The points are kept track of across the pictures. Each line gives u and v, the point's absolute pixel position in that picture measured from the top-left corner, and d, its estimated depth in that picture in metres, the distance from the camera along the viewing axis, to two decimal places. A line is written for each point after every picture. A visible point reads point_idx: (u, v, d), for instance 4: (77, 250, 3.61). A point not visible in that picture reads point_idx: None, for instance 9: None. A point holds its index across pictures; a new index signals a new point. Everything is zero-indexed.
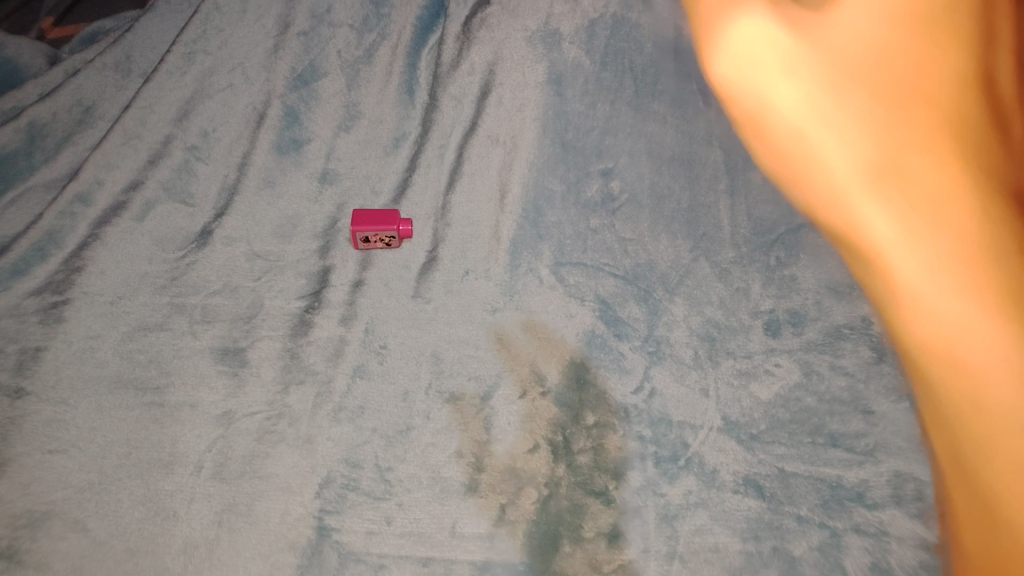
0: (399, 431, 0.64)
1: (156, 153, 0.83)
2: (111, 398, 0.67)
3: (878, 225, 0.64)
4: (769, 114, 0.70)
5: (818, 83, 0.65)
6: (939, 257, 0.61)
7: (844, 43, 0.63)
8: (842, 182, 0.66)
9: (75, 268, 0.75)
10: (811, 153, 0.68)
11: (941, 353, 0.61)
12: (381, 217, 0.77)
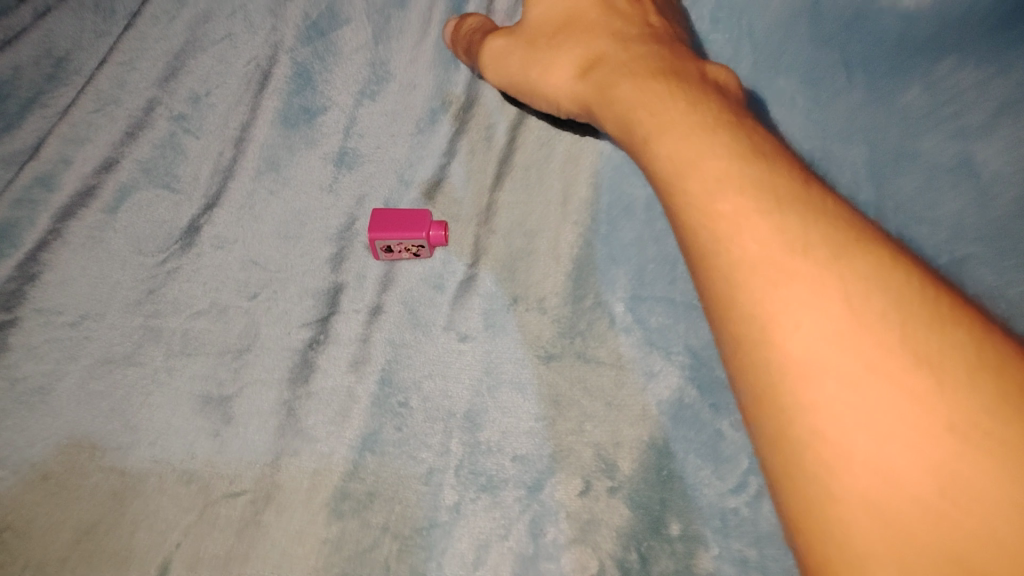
0: (418, 530, 0.50)
1: (136, 122, 0.67)
2: (61, 462, 0.53)
3: (805, 301, 0.31)
4: (628, 88, 0.43)
5: (645, 79, 0.42)
6: (915, 349, 0.29)
7: (649, 39, 0.47)
8: (759, 222, 0.33)
9: (31, 275, 0.61)
10: (671, 159, 0.37)
11: (899, 482, 0.28)
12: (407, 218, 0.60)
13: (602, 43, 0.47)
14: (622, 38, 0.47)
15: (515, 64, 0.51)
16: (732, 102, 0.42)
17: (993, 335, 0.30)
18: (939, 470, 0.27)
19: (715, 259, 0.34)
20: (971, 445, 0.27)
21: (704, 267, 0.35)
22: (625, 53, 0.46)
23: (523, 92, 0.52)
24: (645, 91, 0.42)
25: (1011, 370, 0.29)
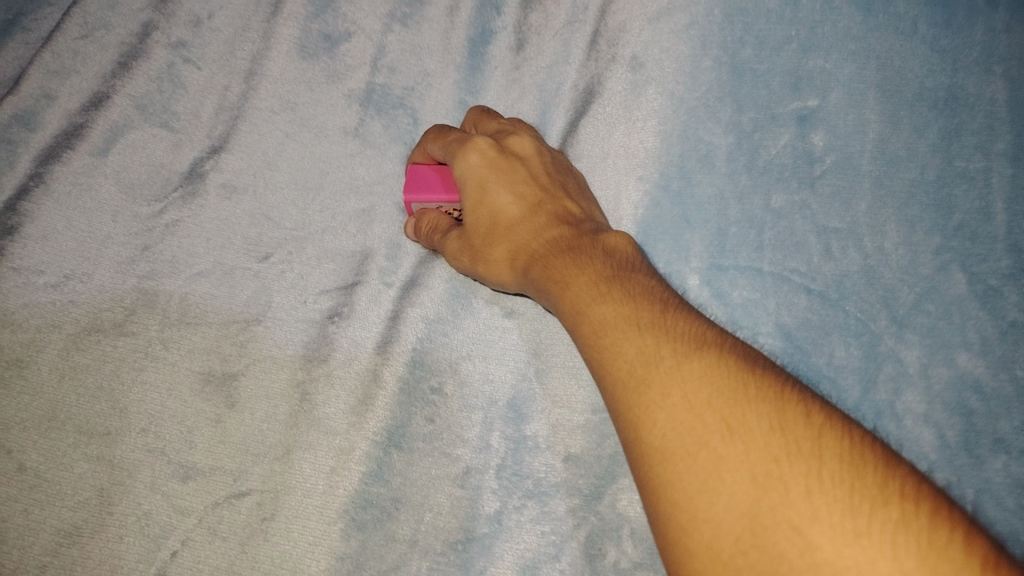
0: (453, 544, 0.42)
1: (130, 51, 0.58)
2: (43, 450, 0.46)
3: (668, 406, 0.33)
4: (554, 272, 0.43)
5: (551, 247, 0.44)
6: (751, 426, 0.31)
7: (560, 219, 0.47)
8: (627, 343, 0.36)
9: (9, 228, 0.53)
10: (571, 305, 0.40)
11: (742, 532, 0.29)
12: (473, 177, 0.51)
13: (520, 223, 0.46)
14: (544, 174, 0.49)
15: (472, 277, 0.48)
16: (625, 260, 0.43)
17: (830, 408, 0.32)
18: (773, 514, 0.29)
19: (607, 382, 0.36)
20: (838, 528, 0.27)
21: (606, 397, 0.36)
22: (538, 232, 0.46)
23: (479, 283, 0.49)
24: (552, 268, 0.43)
25: (833, 434, 0.30)
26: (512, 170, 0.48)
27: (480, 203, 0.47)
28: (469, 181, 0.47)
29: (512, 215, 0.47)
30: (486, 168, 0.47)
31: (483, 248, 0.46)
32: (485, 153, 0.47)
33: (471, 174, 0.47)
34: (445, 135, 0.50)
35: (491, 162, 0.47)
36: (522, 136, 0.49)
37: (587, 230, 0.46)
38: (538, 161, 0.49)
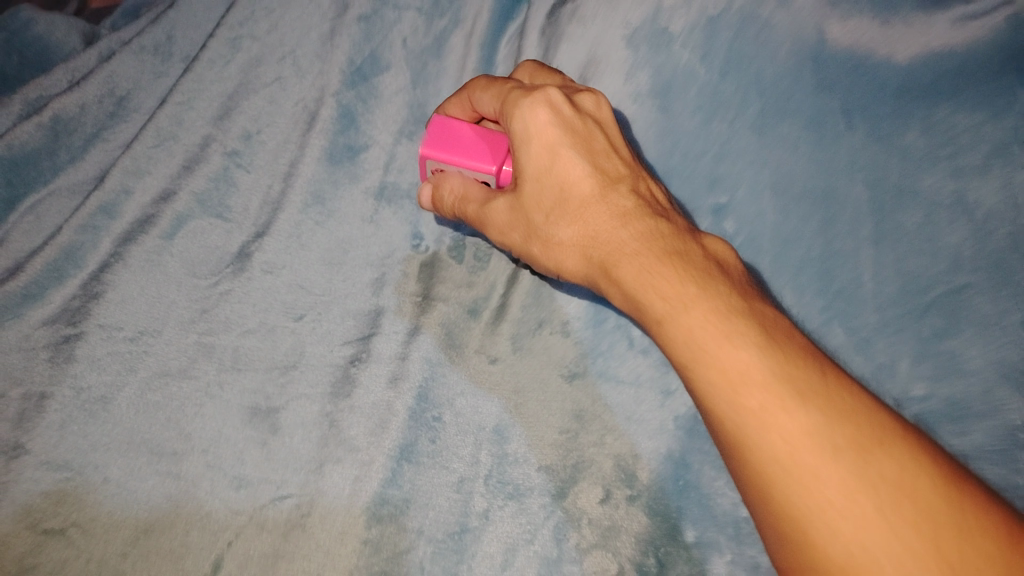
0: (451, 534, 0.53)
1: (193, 157, 0.73)
2: (121, 466, 0.57)
3: (849, 515, 0.39)
4: (654, 279, 0.50)
5: (652, 249, 0.52)
6: (947, 546, 0.38)
7: (637, 208, 0.55)
8: (791, 425, 0.41)
9: (94, 294, 0.66)
10: (697, 338, 0.45)
11: None
12: (494, 151, 0.62)
13: (598, 198, 0.56)
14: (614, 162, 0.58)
15: (528, 234, 0.57)
16: (726, 273, 0.50)
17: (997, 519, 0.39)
18: None
19: (754, 454, 0.42)
20: None
21: (751, 474, 0.42)
22: (619, 215, 0.55)
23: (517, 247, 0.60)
24: (653, 277, 0.50)
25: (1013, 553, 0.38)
26: (581, 139, 0.57)
27: (548, 164, 0.56)
28: (538, 143, 0.56)
29: (587, 189, 0.56)
30: (558, 133, 0.57)
31: (553, 211, 0.56)
32: (554, 116, 0.57)
33: (542, 134, 0.56)
34: (504, 96, 0.61)
35: (563, 128, 0.57)
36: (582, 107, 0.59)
37: (674, 231, 0.54)
38: (603, 139, 0.59)
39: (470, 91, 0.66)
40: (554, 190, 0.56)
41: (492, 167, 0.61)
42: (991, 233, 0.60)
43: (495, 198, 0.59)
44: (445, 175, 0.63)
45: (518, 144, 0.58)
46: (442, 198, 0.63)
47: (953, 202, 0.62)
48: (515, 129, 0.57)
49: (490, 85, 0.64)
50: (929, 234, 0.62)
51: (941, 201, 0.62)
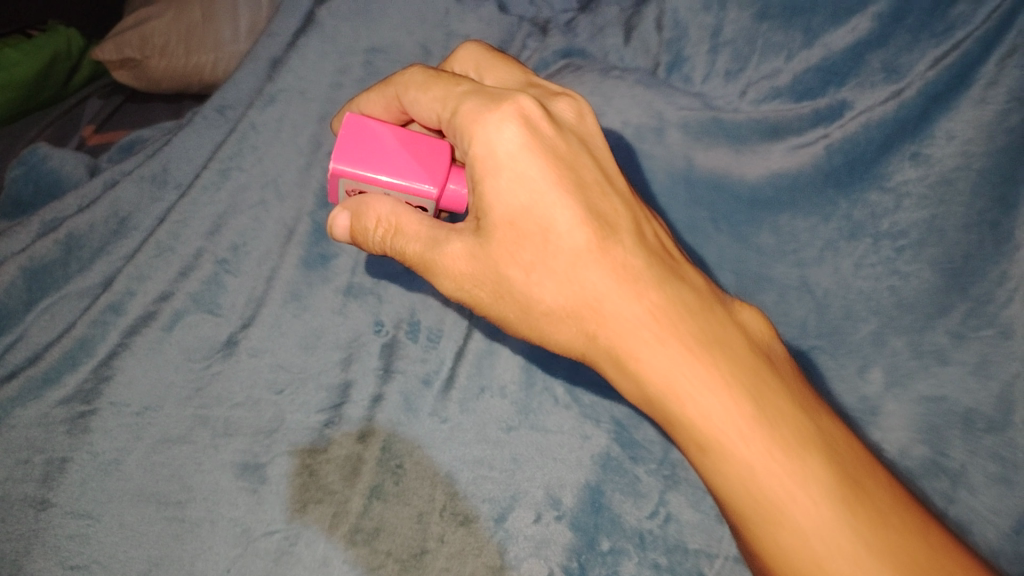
0: (413, 554, 0.66)
1: (188, 265, 0.87)
2: (133, 513, 0.67)
3: None
4: (703, 400, 0.59)
5: (674, 336, 0.61)
6: None
7: (643, 269, 0.64)
8: None
9: (104, 378, 0.77)
10: (769, 489, 0.56)
11: None
12: (429, 172, 0.70)
13: (595, 240, 0.64)
14: (633, 229, 0.67)
15: (503, 274, 0.66)
16: (769, 382, 0.60)
17: None
18: None
19: None
20: None
21: None
22: (616, 262, 0.64)
23: (486, 299, 0.68)
24: (700, 393, 0.59)
25: None
26: (560, 163, 0.66)
27: (532, 202, 0.64)
28: (514, 172, 0.64)
29: (577, 230, 0.64)
30: (537, 160, 0.65)
31: (535, 247, 0.64)
32: (524, 138, 0.65)
33: (522, 168, 0.64)
34: (456, 105, 0.69)
35: (540, 153, 0.65)
36: (548, 119, 0.68)
37: (700, 313, 0.63)
38: (583, 159, 0.68)
39: (402, 90, 0.75)
40: (536, 224, 0.64)
41: (433, 190, 0.70)
42: (830, 305, 0.85)
43: (453, 238, 0.67)
44: (369, 199, 0.69)
45: (482, 171, 0.65)
46: (365, 226, 0.70)
47: (796, 285, 0.87)
48: (480, 150, 0.65)
49: (423, 83, 0.73)
50: (783, 308, 0.86)
51: (789, 283, 0.87)
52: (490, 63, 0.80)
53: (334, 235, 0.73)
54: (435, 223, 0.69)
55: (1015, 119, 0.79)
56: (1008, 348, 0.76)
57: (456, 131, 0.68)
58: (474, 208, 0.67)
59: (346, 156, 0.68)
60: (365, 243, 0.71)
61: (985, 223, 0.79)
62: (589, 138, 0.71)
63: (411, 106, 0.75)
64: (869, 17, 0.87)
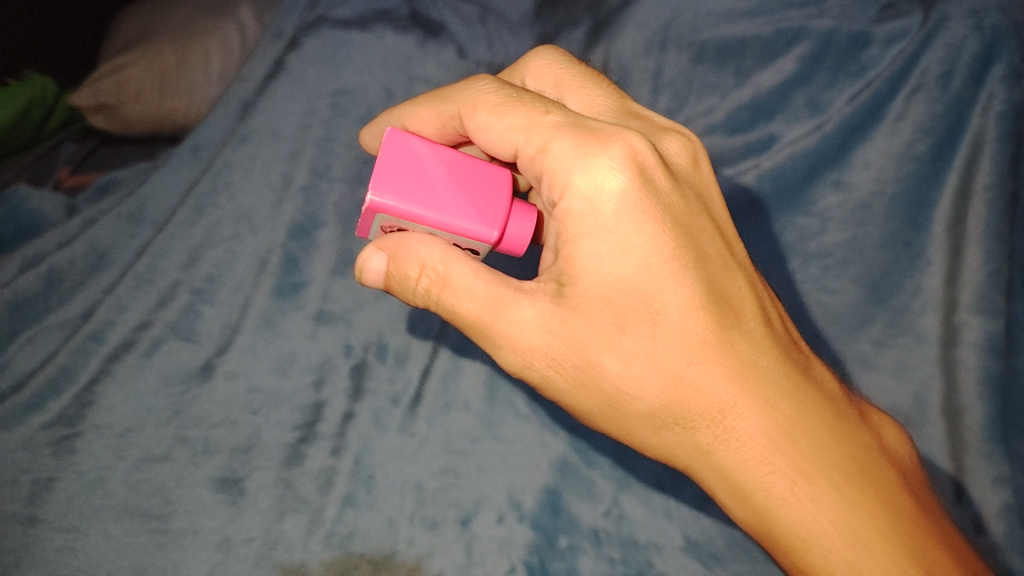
0: (386, 556, 0.72)
1: (165, 296, 0.90)
2: (119, 526, 0.72)
3: None
4: (825, 497, 0.67)
5: (789, 437, 0.69)
6: None
7: (762, 364, 0.70)
8: None
9: (87, 402, 0.81)
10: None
11: None
12: (487, 217, 0.71)
13: (709, 327, 0.69)
14: (745, 317, 0.72)
15: (590, 355, 0.69)
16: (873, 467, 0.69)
17: None
18: None
19: None
20: None
21: None
22: (732, 352, 0.70)
23: (569, 384, 0.71)
24: (821, 490, 0.67)
25: None
26: (679, 231, 0.70)
27: (644, 280, 0.68)
28: (626, 237, 0.68)
29: (694, 315, 0.69)
30: (654, 227, 0.69)
31: (639, 330, 0.68)
32: (643, 205, 0.69)
33: (640, 237, 0.68)
34: (545, 142, 0.71)
35: (658, 220, 0.69)
36: (657, 170, 0.72)
37: (815, 403, 0.71)
38: (697, 220, 0.73)
39: (470, 111, 0.77)
40: (645, 307, 0.68)
41: (494, 234, 0.72)
42: None
43: (527, 315, 0.70)
44: (410, 240, 0.71)
45: (575, 243, 0.69)
46: (405, 272, 0.72)
47: None
48: (578, 206, 0.68)
49: (499, 105, 0.75)
50: None
51: None
52: (572, 80, 0.84)
53: (363, 279, 0.75)
54: (500, 280, 0.71)
55: (921, 147, 0.92)
56: (923, 353, 0.86)
57: (543, 173, 0.71)
58: (555, 270, 0.71)
59: (387, 191, 0.68)
60: (400, 288, 0.73)
61: (899, 242, 0.91)
62: (698, 194, 0.76)
63: (475, 129, 0.77)
64: (792, 58, 0.99)
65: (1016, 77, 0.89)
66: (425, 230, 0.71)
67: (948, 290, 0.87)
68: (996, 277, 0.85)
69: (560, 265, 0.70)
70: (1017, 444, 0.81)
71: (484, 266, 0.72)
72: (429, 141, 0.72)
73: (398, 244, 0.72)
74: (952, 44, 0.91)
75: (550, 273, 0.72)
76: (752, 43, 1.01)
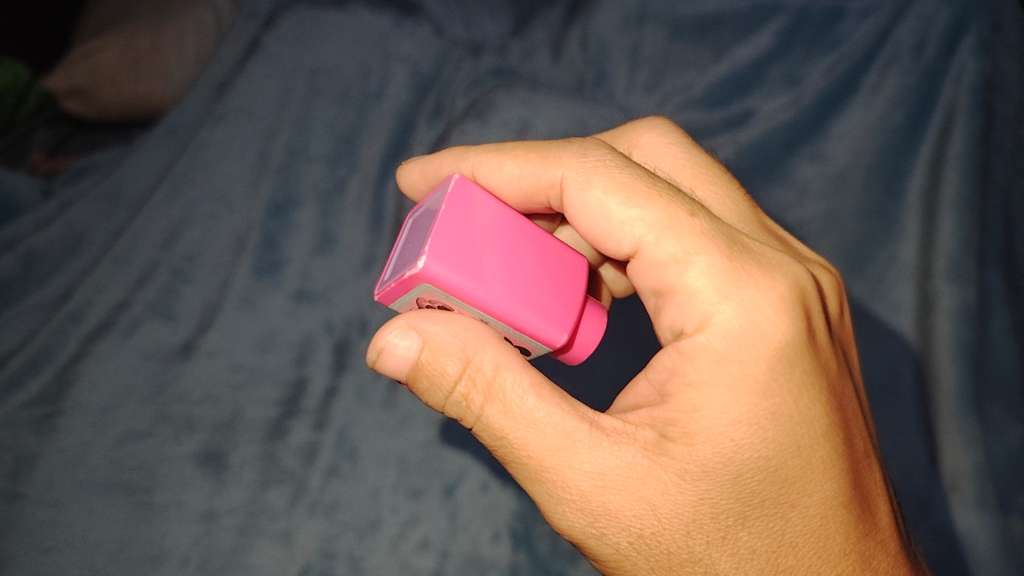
0: (370, 524, 0.73)
1: (144, 276, 0.89)
2: (103, 499, 0.72)
3: None
4: None
5: None
6: None
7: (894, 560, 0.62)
8: None
9: (68, 381, 0.81)
10: None
11: None
12: (560, 314, 0.61)
13: (846, 521, 0.59)
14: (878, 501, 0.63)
15: (695, 540, 0.58)
16: None
17: None
18: None
19: None
20: None
21: None
22: (859, 554, 0.60)
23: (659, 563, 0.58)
24: None
25: None
26: (833, 405, 0.59)
27: (786, 463, 0.57)
28: (775, 405, 0.57)
29: (831, 509, 0.59)
30: (810, 395, 0.58)
31: (763, 515, 0.58)
32: (799, 366, 0.58)
33: (794, 406, 0.57)
34: (688, 249, 0.61)
35: (816, 389, 0.58)
36: (819, 320, 0.61)
37: None
38: (845, 388, 0.62)
39: (580, 183, 0.66)
40: (779, 492, 0.58)
41: (565, 336, 0.61)
42: None
43: (628, 475, 0.57)
44: (456, 323, 0.59)
45: (713, 390, 0.58)
46: (441, 368, 0.58)
47: None
48: (719, 342, 0.58)
49: (623, 186, 0.64)
50: None
51: None
52: (696, 172, 0.75)
53: (379, 364, 0.59)
54: (577, 415, 0.59)
55: (894, 120, 0.94)
56: (897, 320, 0.88)
57: (674, 286, 0.61)
58: (662, 417, 0.59)
59: (447, 262, 0.55)
60: (428, 388, 0.60)
61: (876, 213, 0.92)
62: (842, 342, 0.67)
63: (573, 208, 0.66)
64: (769, 33, 1.02)
65: (984, 48, 0.94)
66: (476, 314, 0.59)
67: (923, 257, 0.89)
68: (967, 242, 0.88)
69: (675, 413, 0.59)
70: (987, 407, 0.83)
71: (543, 379, 0.60)
72: (495, 203, 0.60)
73: (436, 327, 0.59)
74: (923, 17, 0.96)
75: (648, 417, 0.61)
76: (730, 17, 1.03)
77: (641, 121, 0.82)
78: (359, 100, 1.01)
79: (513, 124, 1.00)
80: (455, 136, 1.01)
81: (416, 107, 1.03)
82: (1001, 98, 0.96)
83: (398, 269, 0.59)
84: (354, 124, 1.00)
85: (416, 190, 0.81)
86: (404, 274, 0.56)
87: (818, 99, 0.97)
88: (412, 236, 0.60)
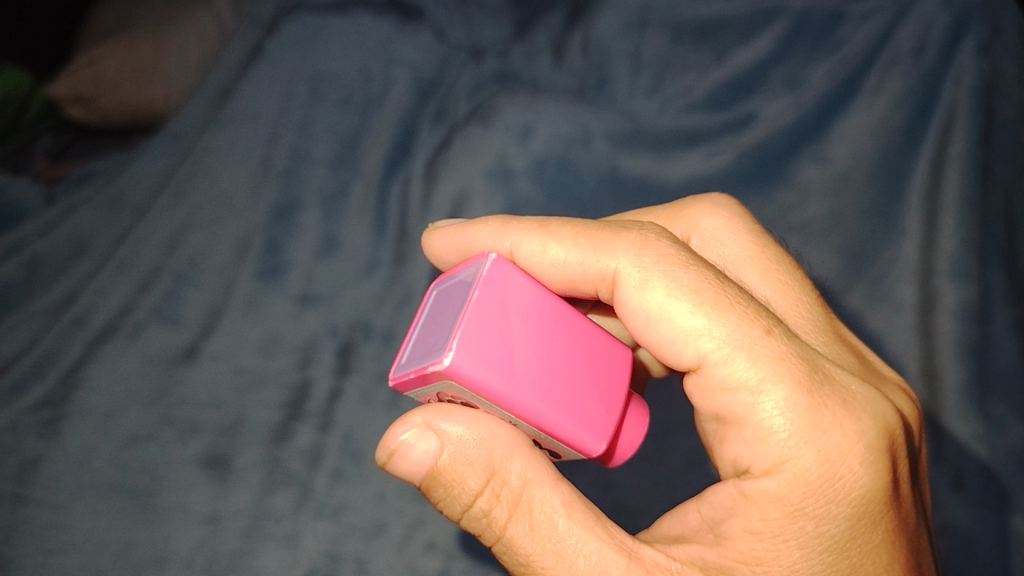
0: (375, 527, 0.74)
1: (147, 280, 0.89)
2: (108, 503, 0.72)
3: None
4: None
5: None
6: None
7: None
8: None
9: (73, 385, 0.81)
10: None
11: None
12: (598, 425, 0.60)
13: None
14: None
15: None
16: None
17: None
18: None
19: None
20: None
21: None
22: None
23: None
24: None
25: None
26: (912, 564, 0.60)
27: None
28: (850, 566, 0.58)
29: None
30: (889, 558, 0.58)
31: None
32: (880, 527, 0.58)
33: (871, 569, 0.58)
34: (761, 374, 0.59)
35: (896, 550, 0.59)
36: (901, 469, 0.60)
37: None
38: (921, 540, 0.62)
39: (641, 283, 0.63)
40: None
41: (602, 446, 0.59)
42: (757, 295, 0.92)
43: None
44: (483, 423, 0.60)
45: (781, 543, 0.58)
46: (462, 480, 0.59)
47: None
48: (793, 494, 0.57)
49: (693, 292, 0.62)
50: None
51: None
52: (767, 271, 0.74)
53: (390, 465, 0.60)
54: (615, 545, 0.59)
55: (895, 122, 0.95)
56: (901, 322, 0.88)
57: (743, 418, 0.59)
58: (717, 562, 0.60)
59: (475, 362, 0.54)
60: (446, 499, 0.61)
61: (878, 214, 0.93)
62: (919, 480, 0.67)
63: (628, 307, 0.64)
64: (769, 37, 1.02)
65: (984, 50, 0.95)
66: (506, 417, 0.59)
67: (925, 258, 0.89)
68: (968, 242, 0.89)
69: (733, 560, 0.59)
70: (991, 406, 0.84)
71: (575, 496, 0.61)
72: (531, 288, 0.60)
73: (458, 430, 0.59)
74: (923, 20, 0.96)
75: (697, 557, 0.61)
76: (731, 21, 1.04)
77: (703, 198, 0.82)
78: (362, 106, 1.02)
79: (516, 129, 1.00)
80: (459, 141, 1.01)
81: (419, 111, 1.04)
82: (1001, 100, 0.97)
83: (418, 359, 0.58)
84: (357, 130, 1.01)
85: (444, 259, 0.79)
86: (428, 368, 0.55)
87: (820, 101, 0.97)
88: (439, 320, 0.59)
